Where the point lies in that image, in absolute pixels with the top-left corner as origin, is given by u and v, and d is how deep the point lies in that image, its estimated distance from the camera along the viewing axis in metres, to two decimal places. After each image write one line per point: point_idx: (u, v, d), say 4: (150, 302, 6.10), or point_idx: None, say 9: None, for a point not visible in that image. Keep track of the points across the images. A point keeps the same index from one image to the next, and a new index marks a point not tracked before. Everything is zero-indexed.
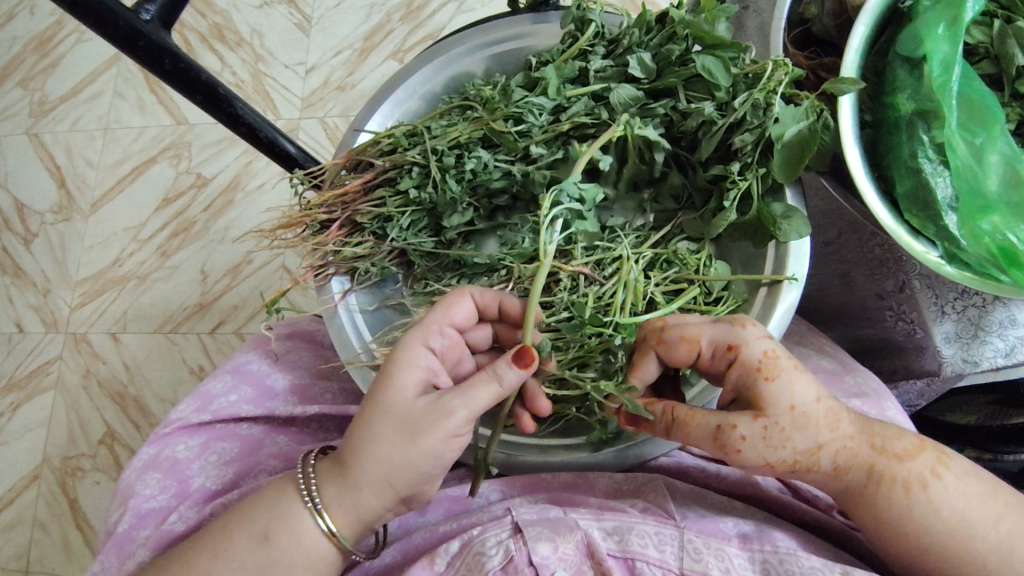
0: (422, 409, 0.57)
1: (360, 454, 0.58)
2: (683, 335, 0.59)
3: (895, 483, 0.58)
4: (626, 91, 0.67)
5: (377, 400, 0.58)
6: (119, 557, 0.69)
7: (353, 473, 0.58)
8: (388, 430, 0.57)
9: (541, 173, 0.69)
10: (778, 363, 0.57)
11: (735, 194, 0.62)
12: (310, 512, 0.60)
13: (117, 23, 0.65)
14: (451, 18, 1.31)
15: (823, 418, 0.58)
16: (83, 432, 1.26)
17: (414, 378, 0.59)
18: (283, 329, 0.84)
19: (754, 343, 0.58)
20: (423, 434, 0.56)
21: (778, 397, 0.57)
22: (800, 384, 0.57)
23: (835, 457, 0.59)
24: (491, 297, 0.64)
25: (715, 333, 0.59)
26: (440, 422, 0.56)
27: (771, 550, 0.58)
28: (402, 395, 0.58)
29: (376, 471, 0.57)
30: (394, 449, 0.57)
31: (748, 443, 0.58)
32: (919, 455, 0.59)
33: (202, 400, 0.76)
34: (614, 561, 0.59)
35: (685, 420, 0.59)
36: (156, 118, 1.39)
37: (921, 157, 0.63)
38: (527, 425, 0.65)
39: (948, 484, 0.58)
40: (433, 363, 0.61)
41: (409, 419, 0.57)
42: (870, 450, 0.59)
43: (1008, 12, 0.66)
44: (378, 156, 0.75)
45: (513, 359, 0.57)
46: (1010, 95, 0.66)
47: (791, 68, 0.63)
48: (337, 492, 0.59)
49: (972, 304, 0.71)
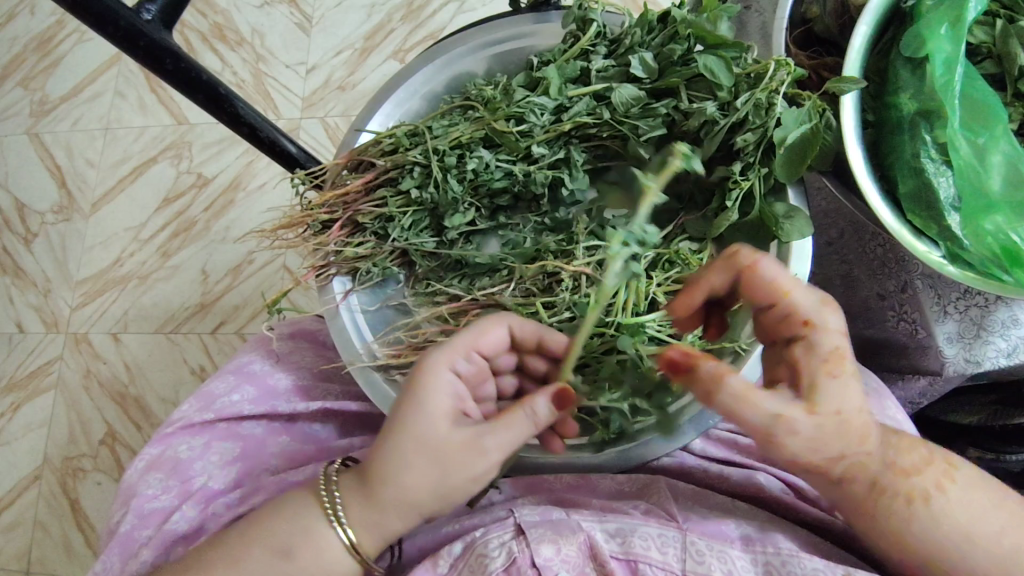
0: (457, 441, 0.57)
1: (388, 481, 0.58)
2: (774, 279, 0.57)
3: (897, 497, 0.58)
4: (628, 91, 0.67)
5: (409, 429, 0.57)
6: (122, 557, 0.69)
7: (379, 494, 0.58)
8: (421, 461, 0.57)
9: (542, 173, 0.69)
10: (845, 362, 0.55)
11: (737, 194, 0.63)
12: (331, 524, 0.60)
13: (117, 23, 0.65)
14: (451, 18, 1.31)
15: (858, 430, 0.56)
16: (84, 432, 1.26)
17: (445, 405, 0.59)
18: (286, 328, 0.82)
19: (832, 333, 0.55)
20: (456, 469, 0.57)
21: (832, 394, 0.54)
22: (853, 390, 0.55)
23: (848, 465, 0.58)
24: (529, 329, 0.64)
25: (806, 299, 0.56)
26: (472, 459, 0.57)
27: (773, 552, 0.58)
28: (435, 424, 0.58)
29: (406, 498, 0.58)
30: (423, 479, 0.57)
31: (786, 427, 0.54)
32: (925, 470, 0.58)
33: (205, 401, 0.76)
34: (617, 563, 0.59)
35: (738, 393, 0.53)
36: (157, 119, 1.39)
37: (924, 157, 0.63)
38: (556, 447, 0.67)
39: (951, 498, 0.57)
40: (460, 388, 0.61)
41: (444, 452, 0.57)
42: (881, 466, 0.58)
43: (1010, 12, 0.66)
44: (379, 156, 0.75)
45: (552, 399, 0.58)
46: (1012, 95, 0.65)
47: (793, 68, 0.62)
48: (362, 508, 0.59)
49: (975, 304, 0.71)
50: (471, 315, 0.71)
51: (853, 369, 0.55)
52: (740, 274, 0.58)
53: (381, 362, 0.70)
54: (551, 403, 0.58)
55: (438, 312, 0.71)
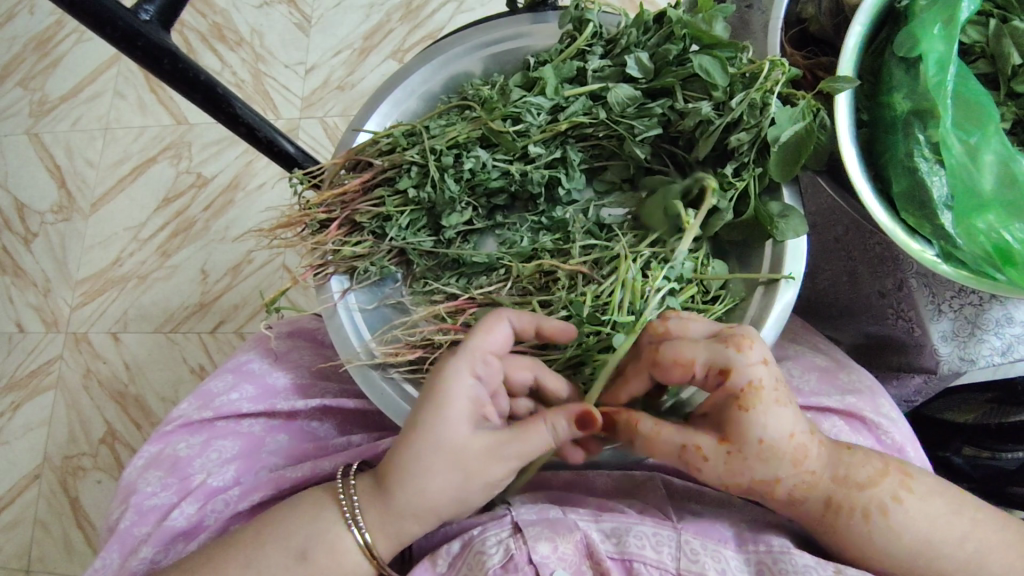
0: (478, 450, 0.58)
1: (408, 487, 0.59)
2: (677, 356, 0.57)
3: (853, 512, 0.58)
4: (624, 91, 0.67)
5: (431, 437, 0.58)
6: (122, 553, 0.70)
7: (398, 498, 0.59)
8: (442, 468, 0.58)
9: (539, 173, 0.70)
10: (758, 397, 0.55)
11: (731, 195, 0.63)
12: (346, 525, 0.61)
13: (116, 23, 0.65)
14: (450, 18, 1.31)
15: (790, 454, 0.56)
16: (83, 432, 1.27)
17: (467, 413, 0.58)
18: (283, 327, 0.83)
19: (747, 369, 0.55)
20: (476, 475, 0.58)
21: (747, 430, 0.55)
22: (778, 417, 0.56)
23: (790, 488, 0.58)
24: (529, 322, 0.61)
25: (705, 358, 0.57)
26: (492, 467, 0.58)
27: (765, 550, 0.59)
28: (458, 432, 0.58)
29: (425, 503, 0.59)
30: (444, 485, 0.58)
31: (699, 455, 0.57)
32: (881, 481, 0.59)
33: (203, 399, 0.76)
34: (612, 563, 0.59)
35: (649, 437, 0.59)
36: (156, 119, 1.39)
37: (917, 156, 0.63)
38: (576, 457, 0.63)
39: (911, 508, 0.58)
40: (481, 395, 0.60)
41: (465, 459, 0.58)
42: (831, 482, 0.58)
43: (1004, 12, 0.66)
44: (377, 155, 0.75)
45: (578, 425, 0.57)
46: (1005, 95, 0.66)
47: (788, 68, 0.63)
48: (380, 512, 0.60)
49: (969, 303, 0.72)
50: (468, 314, 0.71)
51: (775, 399, 0.56)
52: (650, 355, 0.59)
53: (380, 361, 0.70)
54: (572, 423, 0.57)
55: (436, 311, 0.71)
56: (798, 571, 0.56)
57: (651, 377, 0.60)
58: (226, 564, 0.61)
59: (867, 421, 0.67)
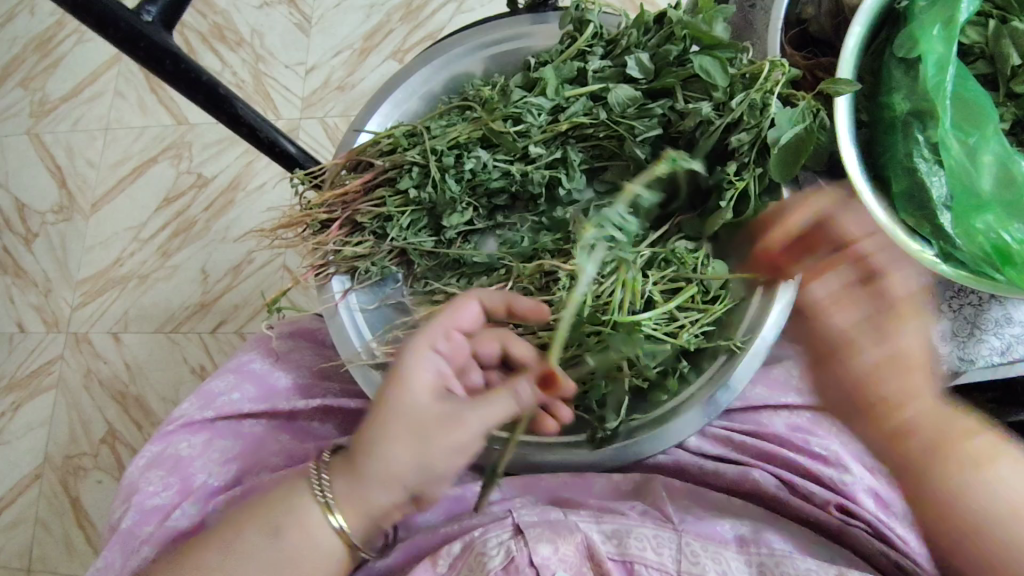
0: (438, 414, 0.57)
1: (372, 454, 0.58)
2: (799, 204, 0.63)
3: (963, 462, 0.57)
4: (625, 91, 0.68)
5: (392, 401, 0.58)
6: (123, 553, 0.70)
7: (362, 468, 0.58)
8: (402, 433, 0.57)
9: (540, 173, 0.70)
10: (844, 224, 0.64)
11: (731, 195, 0.63)
12: (315, 498, 0.60)
13: (118, 24, 0.65)
14: (450, 18, 1.31)
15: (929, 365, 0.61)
16: (84, 432, 1.27)
17: (427, 383, 0.59)
18: (285, 327, 0.82)
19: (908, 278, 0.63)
20: (435, 441, 0.57)
21: (910, 334, 0.61)
22: (915, 328, 0.62)
23: (915, 413, 0.60)
24: (497, 297, 0.64)
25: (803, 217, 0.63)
26: (454, 430, 0.57)
27: (767, 552, 0.59)
28: (417, 399, 0.58)
29: (390, 472, 0.57)
30: (406, 452, 0.57)
31: (862, 344, 0.61)
32: (992, 454, 0.58)
33: (205, 399, 0.76)
34: (613, 564, 0.59)
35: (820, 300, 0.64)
36: (157, 119, 1.39)
37: (916, 157, 0.64)
38: (564, 415, 0.65)
39: (1009, 467, 0.57)
40: (443, 367, 0.61)
41: (423, 423, 0.57)
42: (954, 428, 0.59)
43: (1003, 12, 0.66)
44: (377, 156, 0.75)
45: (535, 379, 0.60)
46: (1004, 95, 0.66)
47: (788, 68, 0.63)
48: (347, 482, 0.59)
49: (968, 303, 0.72)
50: None
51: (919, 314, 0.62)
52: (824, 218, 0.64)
53: (381, 361, 0.71)
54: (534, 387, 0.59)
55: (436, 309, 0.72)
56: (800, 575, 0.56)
57: (758, 232, 0.65)
58: (204, 545, 0.60)
59: None
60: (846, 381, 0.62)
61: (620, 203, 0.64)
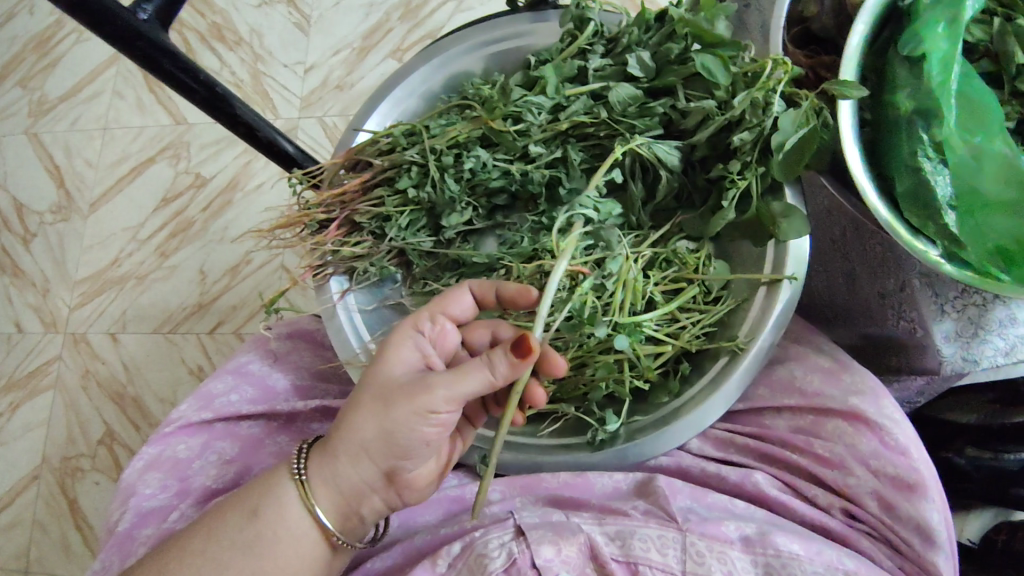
0: (406, 381, 0.58)
1: (342, 424, 0.59)
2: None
3: None
4: (626, 90, 0.67)
5: (367, 371, 0.60)
6: (119, 557, 0.68)
7: (333, 439, 0.60)
8: (369, 398, 0.58)
9: (540, 172, 0.69)
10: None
11: (734, 194, 0.63)
12: (291, 475, 0.61)
13: (116, 23, 0.64)
14: (449, 17, 1.31)
15: None
16: (82, 432, 1.26)
17: (403, 357, 0.60)
18: (282, 328, 0.83)
19: None
20: (398, 403, 0.57)
21: None
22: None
23: None
24: (487, 286, 0.65)
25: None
26: (420, 396, 0.56)
27: (773, 553, 0.59)
28: (390, 371, 0.59)
29: (357, 441, 0.58)
30: (372, 419, 0.58)
31: None
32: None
33: (203, 400, 0.75)
34: (617, 565, 0.59)
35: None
36: (156, 118, 1.39)
37: (921, 156, 0.62)
38: (538, 397, 0.63)
39: None
40: (424, 346, 0.62)
41: (389, 391, 0.58)
42: None
43: (1009, 11, 0.66)
44: (376, 155, 0.75)
45: (512, 351, 0.55)
46: (1009, 93, 0.65)
47: (791, 67, 0.62)
48: (320, 456, 0.60)
49: (972, 303, 0.71)
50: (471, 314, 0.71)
51: None
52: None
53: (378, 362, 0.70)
54: (509, 351, 0.55)
55: None
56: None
57: None
58: (190, 538, 0.60)
59: (868, 423, 0.65)
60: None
61: (593, 186, 0.65)
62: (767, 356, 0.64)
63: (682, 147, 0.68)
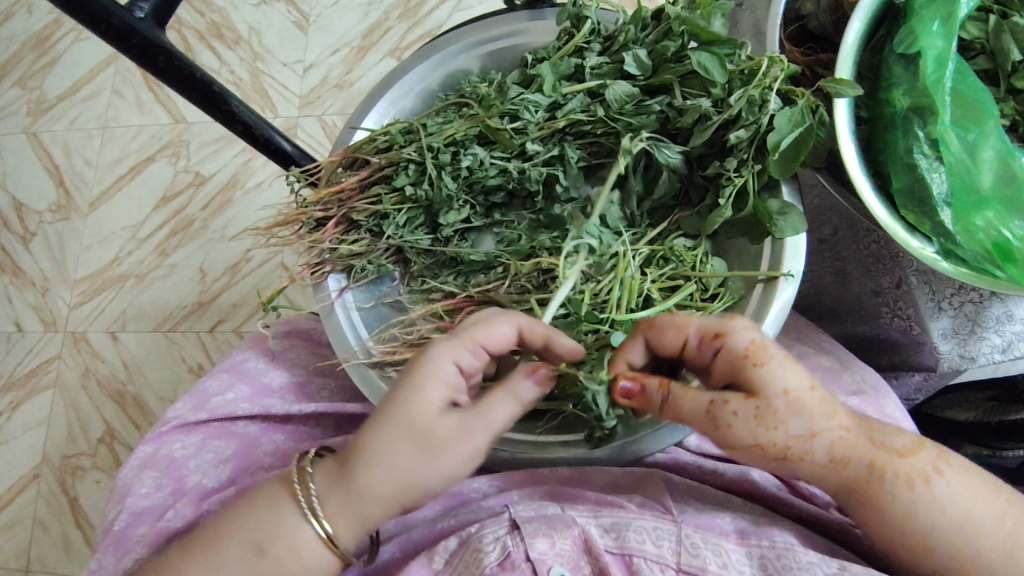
0: (447, 429, 0.56)
1: (375, 471, 0.57)
2: (673, 322, 0.58)
3: (898, 480, 0.56)
4: (622, 88, 0.67)
5: (402, 417, 0.56)
6: (116, 555, 0.69)
7: (361, 480, 0.57)
8: (411, 450, 0.56)
9: (537, 170, 0.69)
10: (766, 350, 0.56)
11: (730, 191, 0.63)
12: (302, 515, 0.59)
13: (110, 21, 0.64)
14: (448, 15, 1.31)
15: (817, 405, 0.56)
16: (82, 431, 1.26)
17: (438, 396, 0.57)
18: (281, 327, 0.84)
19: (780, 378, 0.55)
20: (448, 460, 0.57)
21: (772, 379, 0.55)
22: (791, 368, 0.55)
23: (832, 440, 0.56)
24: (538, 327, 0.60)
25: (704, 321, 0.58)
26: (462, 444, 0.57)
27: (769, 545, 0.59)
28: (426, 413, 0.56)
29: (393, 482, 0.57)
30: (411, 465, 0.57)
31: (792, 404, 0.55)
32: (918, 452, 0.57)
33: (199, 399, 0.76)
34: (611, 557, 0.59)
35: (678, 396, 0.57)
36: (155, 117, 1.39)
37: (916, 153, 0.63)
38: None
39: (951, 480, 0.57)
40: (458, 381, 0.58)
41: (432, 440, 0.56)
42: (868, 444, 0.57)
43: (1003, 7, 0.66)
44: (374, 153, 0.75)
45: (531, 373, 0.58)
46: (1005, 90, 0.65)
47: (787, 64, 0.63)
48: (343, 496, 0.58)
49: (969, 300, 0.71)
50: (466, 311, 0.72)
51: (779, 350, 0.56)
52: (647, 336, 0.59)
53: (377, 360, 0.70)
54: (533, 383, 0.58)
55: (434, 307, 0.72)
56: (801, 568, 0.56)
57: None
58: (183, 547, 0.60)
59: None
60: (742, 447, 0.57)
61: (596, 214, 0.64)
62: None
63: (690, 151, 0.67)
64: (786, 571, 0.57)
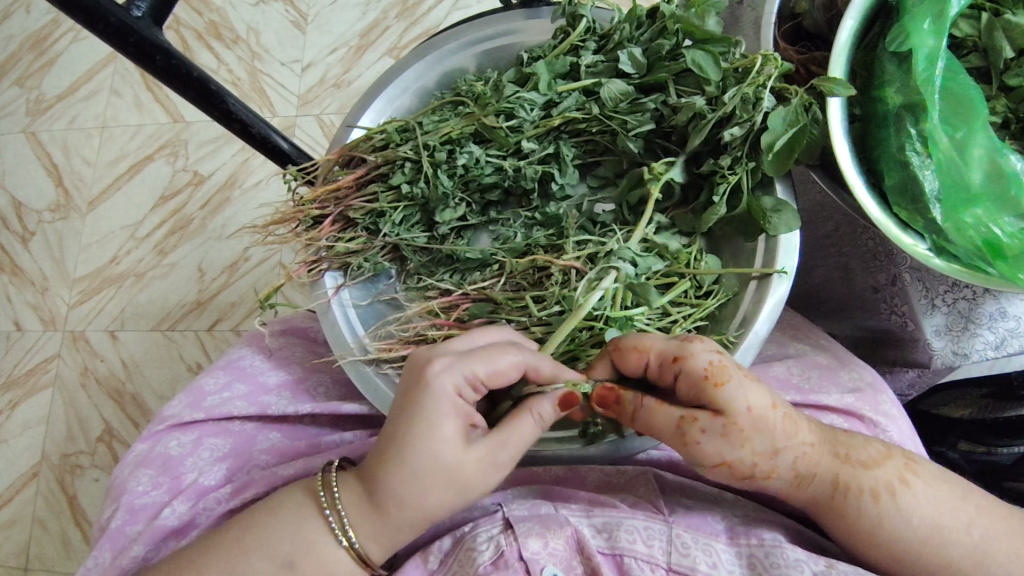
0: (471, 461, 0.57)
1: (406, 504, 0.57)
2: (637, 345, 0.58)
3: (862, 493, 0.57)
4: (616, 86, 0.67)
5: (424, 456, 0.56)
6: (112, 552, 0.69)
7: (389, 512, 0.58)
8: (439, 484, 0.56)
9: (533, 168, 0.69)
10: (725, 370, 0.55)
11: (724, 189, 0.63)
12: (332, 534, 0.59)
13: (108, 20, 0.65)
14: (446, 15, 1.31)
15: (778, 424, 0.57)
16: (82, 429, 1.27)
17: (455, 429, 0.57)
18: (277, 325, 0.84)
19: (738, 397, 0.55)
20: (477, 485, 0.57)
21: (732, 400, 0.55)
22: (753, 388, 0.56)
23: (793, 457, 0.57)
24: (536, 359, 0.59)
25: (666, 344, 0.57)
26: (491, 472, 0.57)
27: (757, 544, 0.59)
28: (448, 448, 0.56)
29: (421, 511, 0.57)
30: (442, 498, 0.57)
31: (757, 422, 0.56)
32: (883, 464, 0.58)
33: (196, 396, 0.76)
34: (603, 558, 0.59)
35: (651, 410, 0.57)
36: (154, 117, 1.39)
37: (909, 150, 0.63)
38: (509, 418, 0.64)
39: (917, 492, 0.57)
40: (467, 407, 0.58)
41: (461, 474, 0.57)
42: (833, 459, 0.58)
43: (996, 5, 0.66)
44: (370, 151, 0.75)
45: (558, 403, 0.58)
46: (997, 88, 0.66)
47: (780, 63, 0.62)
48: (372, 523, 0.59)
49: (962, 297, 0.72)
50: (462, 309, 0.72)
51: (737, 368, 0.56)
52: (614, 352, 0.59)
53: (374, 357, 0.70)
54: (557, 406, 0.58)
55: (430, 307, 0.72)
56: (789, 565, 0.57)
57: None
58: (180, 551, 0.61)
59: (866, 421, 0.68)
60: (707, 465, 0.58)
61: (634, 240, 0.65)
62: (758, 348, 0.63)
63: (688, 153, 0.67)
64: (775, 570, 0.57)
